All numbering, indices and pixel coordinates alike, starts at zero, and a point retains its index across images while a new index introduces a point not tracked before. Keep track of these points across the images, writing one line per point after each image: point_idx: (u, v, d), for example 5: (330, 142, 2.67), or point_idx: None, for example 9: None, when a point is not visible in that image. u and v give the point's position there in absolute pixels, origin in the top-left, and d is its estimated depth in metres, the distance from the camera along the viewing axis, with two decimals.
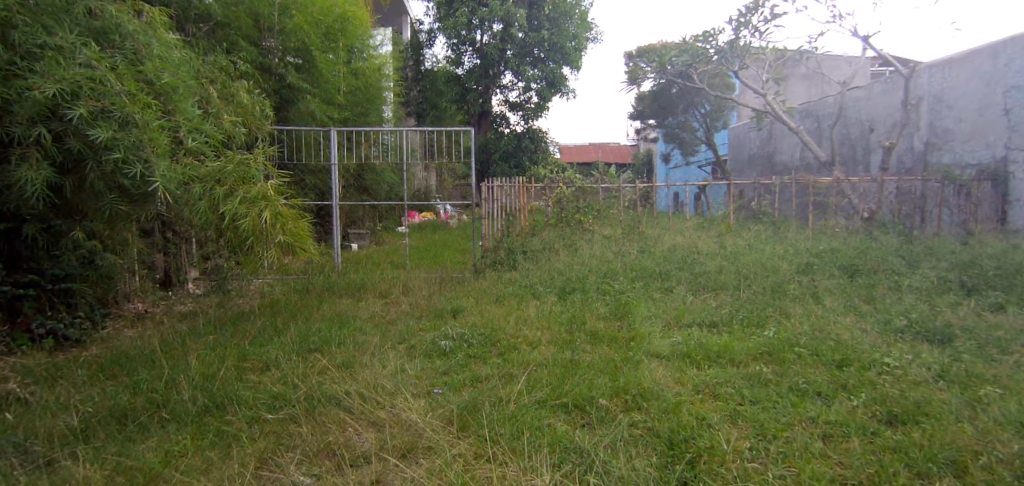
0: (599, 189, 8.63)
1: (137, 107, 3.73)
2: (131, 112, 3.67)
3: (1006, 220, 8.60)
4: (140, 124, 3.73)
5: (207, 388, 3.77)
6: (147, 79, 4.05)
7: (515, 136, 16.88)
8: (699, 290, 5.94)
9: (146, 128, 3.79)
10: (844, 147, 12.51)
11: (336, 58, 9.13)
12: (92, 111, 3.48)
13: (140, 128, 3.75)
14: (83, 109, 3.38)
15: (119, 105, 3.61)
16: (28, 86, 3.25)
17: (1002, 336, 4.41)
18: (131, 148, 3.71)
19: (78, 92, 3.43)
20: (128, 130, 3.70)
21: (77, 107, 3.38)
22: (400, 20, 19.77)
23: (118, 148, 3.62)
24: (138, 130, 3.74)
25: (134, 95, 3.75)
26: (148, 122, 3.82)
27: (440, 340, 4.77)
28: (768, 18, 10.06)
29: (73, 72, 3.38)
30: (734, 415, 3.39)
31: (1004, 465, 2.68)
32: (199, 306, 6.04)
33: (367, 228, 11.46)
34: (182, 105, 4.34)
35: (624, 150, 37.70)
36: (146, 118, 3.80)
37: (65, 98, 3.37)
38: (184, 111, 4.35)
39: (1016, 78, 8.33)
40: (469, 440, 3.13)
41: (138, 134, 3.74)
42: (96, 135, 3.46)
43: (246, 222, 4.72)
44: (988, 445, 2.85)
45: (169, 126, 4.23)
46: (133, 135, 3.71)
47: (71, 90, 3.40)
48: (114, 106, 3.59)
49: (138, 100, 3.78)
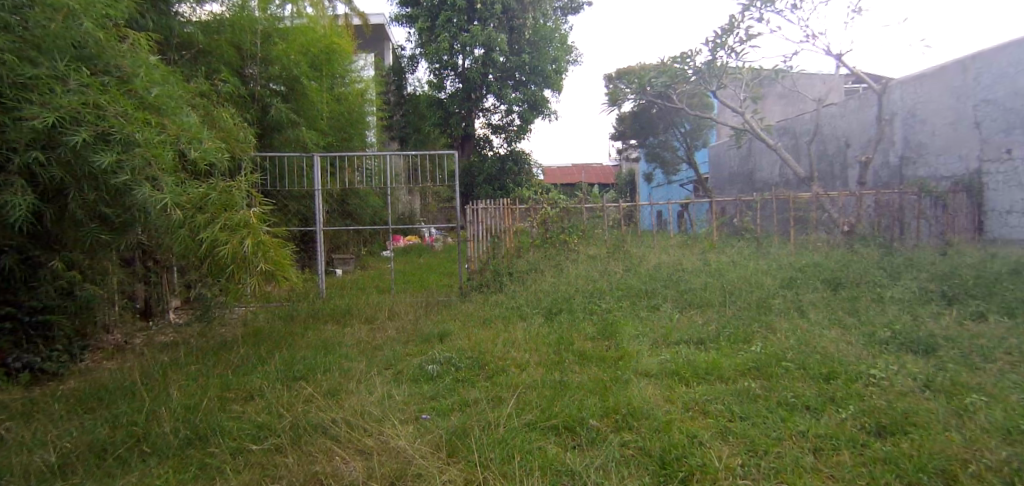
0: (583, 208, 8.59)
1: (134, 126, 3.83)
2: (130, 133, 3.75)
3: (982, 229, 8.88)
4: (140, 141, 3.83)
5: (190, 420, 3.69)
6: (137, 97, 4.14)
7: (498, 158, 17.00)
8: (686, 308, 5.98)
9: (148, 145, 3.89)
10: (822, 163, 12.75)
11: (320, 85, 9.17)
12: (93, 135, 3.57)
13: (142, 147, 3.84)
14: (84, 135, 3.45)
15: (119, 127, 3.71)
16: (23, 115, 3.28)
17: (984, 344, 4.49)
18: (135, 169, 3.83)
19: (76, 117, 3.50)
20: (130, 150, 3.79)
21: (77, 133, 3.45)
22: (383, 46, 20.04)
23: (124, 171, 3.73)
24: (140, 149, 3.83)
25: (130, 115, 3.84)
26: (149, 139, 3.92)
27: (427, 364, 4.73)
28: (744, 39, 10.30)
29: (69, 99, 3.45)
30: (725, 431, 3.39)
31: (993, 473, 2.69)
32: (181, 335, 5.95)
33: (351, 253, 11.41)
34: (174, 119, 4.46)
35: (608, 171, 38.03)
36: (146, 135, 3.89)
37: (64, 124, 3.43)
38: (179, 124, 4.46)
39: (985, 93, 8.59)
40: (460, 466, 3.09)
41: (140, 152, 3.83)
42: (98, 160, 3.54)
43: (227, 250, 4.69)
44: (977, 453, 2.86)
45: (170, 139, 4.26)
46: (137, 154, 3.81)
47: (71, 117, 3.48)
48: (113, 129, 3.68)
49: (135, 119, 3.88)
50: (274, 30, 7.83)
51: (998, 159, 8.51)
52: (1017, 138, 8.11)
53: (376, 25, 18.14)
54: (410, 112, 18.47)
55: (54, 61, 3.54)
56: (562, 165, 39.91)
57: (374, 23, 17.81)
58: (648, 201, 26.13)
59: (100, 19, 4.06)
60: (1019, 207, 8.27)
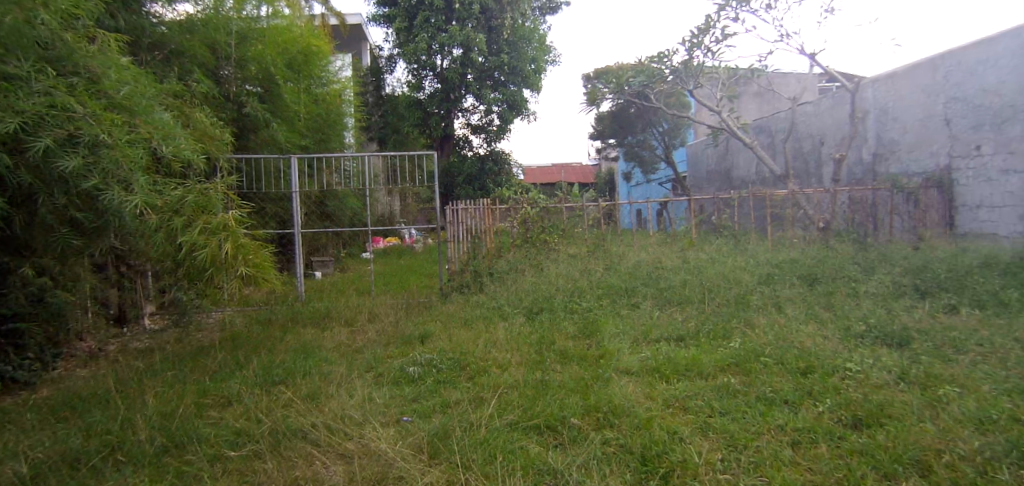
0: (563, 207, 8.59)
1: (103, 127, 3.75)
2: (97, 134, 3.67)
3: (953, 224, 9.10)
4: (110, 143, 3.75)
5: (167, 427, 3.63)
6: (106, 97, 4.04)
7: (478, 158, 16.99)
8: (665, 305, 6.04)
9: (118, 146, 3.82)
10: (797, 161, 12.96)
11: (297, 86, 9.07)
12: (58, 139, 3.50)
13: (111, 148, 3.77)
14: (49, 139, 3.37)
15: (86, 129, 3.63)
16: None
17: (957, 336, 4.60)
18: (104, 171, 3.76)
19: (41, 121, 3.42)
20: (99, 153, 3.72)
21: (42, 138, 3.36)
22: (360, 46, 19.92)
23: (93, 174, 3.67)
24: (109, 150, 3.75)
25: (99, 115, 3.76)
26: (118, 140, 3.84)
27: (408, 366, 4.70)
28: (719, 39, 10.40)
29: (33, 102, 3.36)
30: (704, 427, 3.42)
31: (966, 462, 2.76)
32: (156, 342, 5.84)
33: (330, 255, 11.31)
34: (146, 118, 4.37)
35: (587, 169, 38.23)
36: (115, 136, 3.81)
37: (29, 128, 3.35)
38: (150, 123, 4.37)
39: (955, 90, 8.78)
40: (442, 468, 3.08)
41: (109, 154, 3.75)
42: (64, 164, 3.47)
43: (206, 253, 4.61)
44: (951, 443, 2.93)
45: (140, 138, 4.17)
46: (105, 156, 3.74)
47: (35, 120, 3.39)
48: (80, 131, 3.60)
49: (103, 119, 3.80)
50: (250, 31, 7.66)
51: (967, 155, 8.72)
52: (986, 135, 8.32)
53: (353, 24, 17.98)
54: (388, 113, 18.39)
55: (19, 61, 3.45)
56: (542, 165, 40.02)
57: (350, 22, 17.68)
58: (627, 200, 26.35)
59: (67, 18, 3.95)
60: (988, 202, 8.47)
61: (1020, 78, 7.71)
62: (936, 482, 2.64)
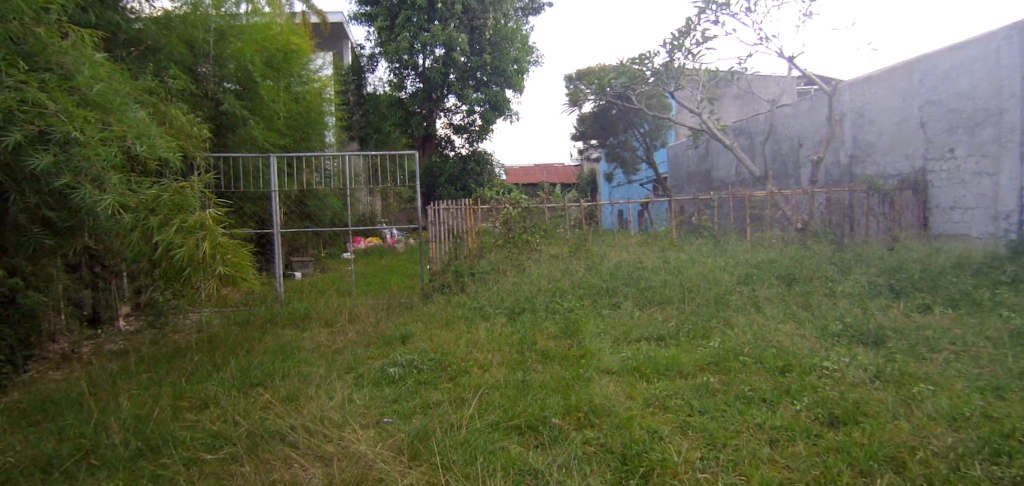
0: (545, 208, 8.60)
1: (76, 124, 3.67)
2: (69, 131, 3.59)
3: (927, 225, 9.29)
4: (82, 141, 3.67)
5: (141, 431, 3.56)
6: (80, 94, 3.96)
7: (460, 158, 16.95)
8: (646, 305, 6.08)
9: (91, 144, 3.75)
10: (776, 162, 13.14)
11: (276, 84, 8.97)
12: (28, 135, 3.42)
13: (83, 145, 3.69)
14: (18, 135, 3.29)
15: (58, 126, 3.56)
16: None
17: (930, 335, 4.70)
18: (76, 170, 3.68)
19: (11, 116, 3.33)
20: (70, 151, 3.64)
21: (11, 134, 3.28)
22: (341, 44, 19.81)
23: (64, 172, 3.59)
24: (81, 148, 3.68)
25: (71, 112, 3.68)
26: (91, 137, 3.77)
27: (388, 367, 4.68)
28: (700, 41, 10.49)
29: (2, 97, 3.28)
30: (683, 426, 3.45)
31: (939, 459, 2.82)
32: (132, 343, 5.73)
33: (310, 256, 11.20)
34: (121, 115, 4.29)
35: (569, 170, 38.37)
36: (88, 133, 3.74)
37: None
38: (125, 120, 4.29)
39: (930, 94, 8.96)
40: (421, 469, 3.06)
41: (81, 152, 3.68)
42: (34, 161, 3.39)
43: (183, 253, 4.51)
44: (924, 440, 2.99)
45: (114, 136, 4.09)
46: (76, 154, 3.66)
47: (4, 116, 3.31)
48: (51, 128, 3.52)
49: (75, 116, 3.72)
50: (229, 28, 7.54)
51: (941, 158, 8.90)
52: (959, 138, 8.51)
53: (334, 22, 17.86)
54: (370, 112, 18.26)
55: None
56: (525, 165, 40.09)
57: (331, 21, 17.55)
58: (609, 201, 26.52)
59: (38, 13, 3.86)
60: (961, 204, 8.66)
61: (992, 83, 7.88)
62: (910, 478, 2.69)
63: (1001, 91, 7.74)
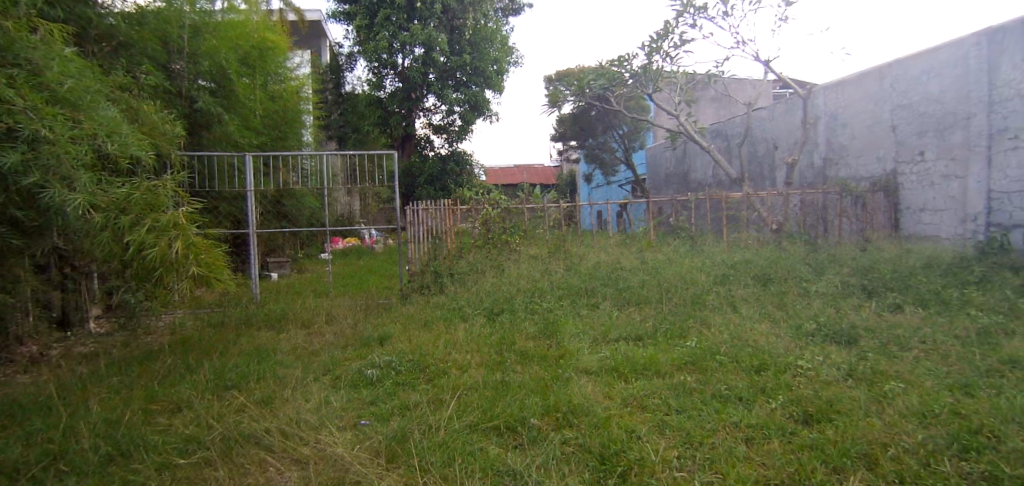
0: (524, 209, 8.62)
1: (44, 122, 3.58)
2: (38, 129, 3.51)
3: (898, 226, 9.53)
4: (51, 138, 3.59)
5: (112, 435, 3.47)
6: (48, 90, 3.87)
7: (440, 159, 16.90)
8: (624, 305, 6.13)
9: (61, 142, 3.66)
10: (752, 164, 13.37)
11: (252, 82, 8.84)
12: None
13: (52, 143, 3.60)
14: None
15: (26, 123, 3.47)
16: None
17: (900, 334, 4.81)
18: (45, 168, 3.58)
19: None
20: (38, 148, 3.55)
21: None
22: (319, 43, 19.64)
23: (32, 171, 3.49)
24: (50, 146, 3.59)
25: (39, 109, 3.59)
26: (61, 135, 3.68)
27: (366, 369, 4.64)
28: (677, 44, 10.61)
29: None
30: (661, 425, 3.48)
31: (910, 455, 2.89)
32: (102, 346, 5.60)
33: (286, 256, 11.06)
34: (91, 113, 4.19)
35: (549, 171, 38.54)
36: (57, 130, 3.65)
37: None
38: (96, 118, 4.19)
39: (901, 98, 9.18)
40: (399, 472, 3.04)
41: (50, 150, 3.59)
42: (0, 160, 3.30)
43: (154, 253, 4.41)
44: (895, 437, 3.06)
45: (84, 134, 3.99)
46: (45, 152, 3.57)
47: None
48: (19, 125, 3.43)
49: (44, 113, 3.63)
50: (205, 25, 7.46)
51: (911, 161, 9.14)
52: (929, 141, 8.74)
53: (311, 20, 17.68)
54: (348, 112, 18.11)
55: None
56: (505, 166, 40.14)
57: (309, 19, 17.37)
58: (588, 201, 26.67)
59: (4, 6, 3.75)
60: (930, 206, 8.90)
61: (960, 88, 8.11)
62: (882, 475, 2.75)
63: (969, 96, 7.97)
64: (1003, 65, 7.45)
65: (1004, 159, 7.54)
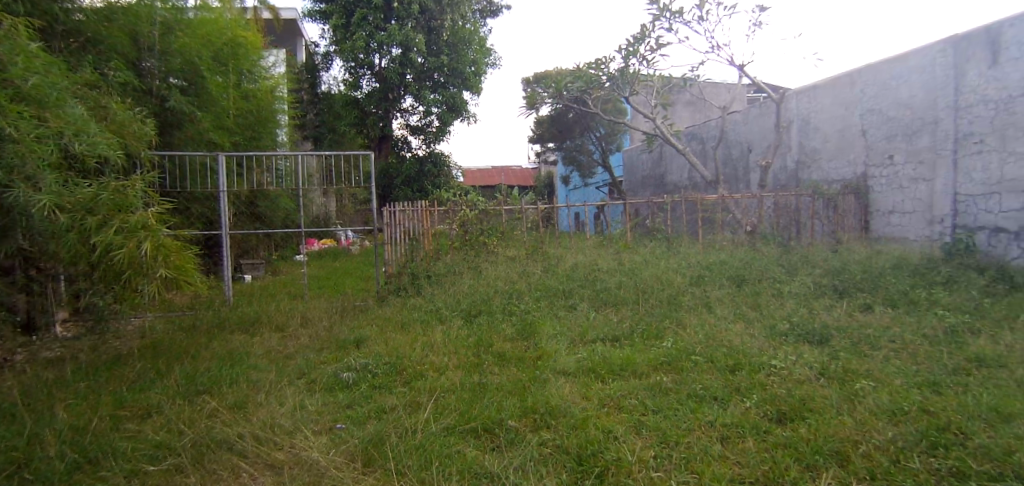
0: (502, 210, 8.61)
1: (8, 120, 3.48)
2: (1, 126, 3.41)
3: (868, 228, 9.75)
4: (15, 136, 3.49)
5: (79, 442, 3.35)
6: (12, 87, 3.76)
7: (417, 160, 16.82)
8: (601, 306, 6.16)
9: (26, 140, 3.57)
10: (727, 167, 13.58)
11: (225, 81, 8.68)
12: None
13: (16, 142, 3.51)
14: None
15: None
16: None
17: (870, 334, 4.92)
18: (8, 167, 3.49)
19: None
20: (2, 147, 3.46)
21: None
22: (294, 42, 19.44)
23: None
24: (14, 144, 3.49)
25: (3, 107, 3.49)
26: (26, 133, 3.58)
27: (342, 372, 4.59)
28: (654, 48, 10.72)
29: None
30: (638, 425, 3.51)
31: (880, 452, 2.95)
32: (69, 351, 5.44)
33: (260, 258, 10.88)
34: (58, 111, 4.08)
35: (527, 173, 38.61)
36: (21, 128, 3.55)
37: None
38: (63, 117, 4.09)
39: (871, 102, 9.41)
40: (375, 475, 3.01)
41: (14, 149, 3.49)
42: None
43: (122, 254, 4.29)
44: (866, 434, 3.13)
45: (51, 133, 3.89)
46: (8, 151, 3.47)
47: None
48: None
49: (8, 111, 3.53)
50: (175, 22, 7.18)
51: (881, 164, 9.37)
52: (898, 145, 8.97)
53: (286, 19, 17.47)
54: (324, 112, 17.92)
55: None
56: (484, 167, 40.10)
57: (284, 17, 17.17)
58: (566, 203, 26.80)
59: None
60: (899, 208, 9.12)
61: (928, 93, 8.34)
62: (853, 471, 2.81)
63: (937, 101, 8.20)
64: (969, 72, 7.69)
65: (970, 163, 7.78)
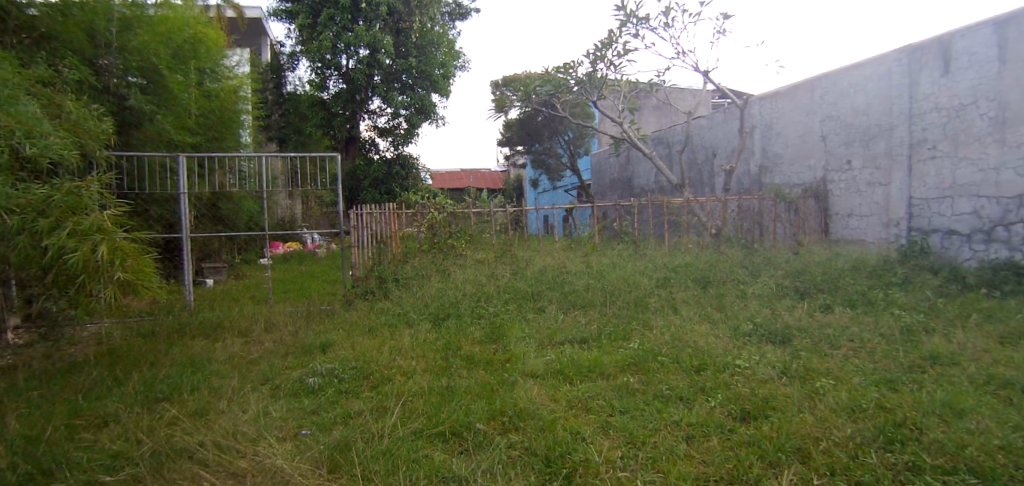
0: (471, 213, 8.58)
1: None
2: None
3: (828, 230, 10.05)
4: None
5: (31, 454, 3.21)
6: None
7: (385, 162, 16.69)
8: (569, 309, 6.21)
9: None
10: (692, 171, 13.83)
11: (186, 80, 8.46)
12: None
13: None
14: None
15: None
16: None
17: (830, 333, 5.07)
18: None
19: None
20: None
21: None
22: (259, 41, 19.10)
23: None
24: None
25: None
26: None
27: (307, 377, 4.52)
28: (621, 53, 10.86)
29: None
30: (605, 426, 3.55)
31: (839, 448, 3.05)
32: (21, 358, 5.21)
33: (222, 262, 10.61)
34: (10, 110, 3.93)
35: (497, 176, 38.64)
36: None
37: None
38: (14, 116, 3.93)
39: (830, 109, 9.73)
40: (342, 481, 2.97)
41: None
42: None
43: (76, 258, 4.14)
44: (827, 431, 3.22)
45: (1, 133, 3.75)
46: None
47: None
48: None
49: None
50: (136, 19, 6.99)
51: (840, 169, 9.68)
52: (855, 151, 9.29)
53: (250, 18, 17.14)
54: (289, 112, 17.63)
55: None
56: (453, 170, 39.96)
57: (247, 16, 16.83)
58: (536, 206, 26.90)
59: None
60: (857, 212, 9.43)
61: (884, 101, 8.67)
62: (814, 467, 2.89)
63: (892, 109, 8.53)
64: (922, 81, 8.02)
65: (923, 168, 8.10)
